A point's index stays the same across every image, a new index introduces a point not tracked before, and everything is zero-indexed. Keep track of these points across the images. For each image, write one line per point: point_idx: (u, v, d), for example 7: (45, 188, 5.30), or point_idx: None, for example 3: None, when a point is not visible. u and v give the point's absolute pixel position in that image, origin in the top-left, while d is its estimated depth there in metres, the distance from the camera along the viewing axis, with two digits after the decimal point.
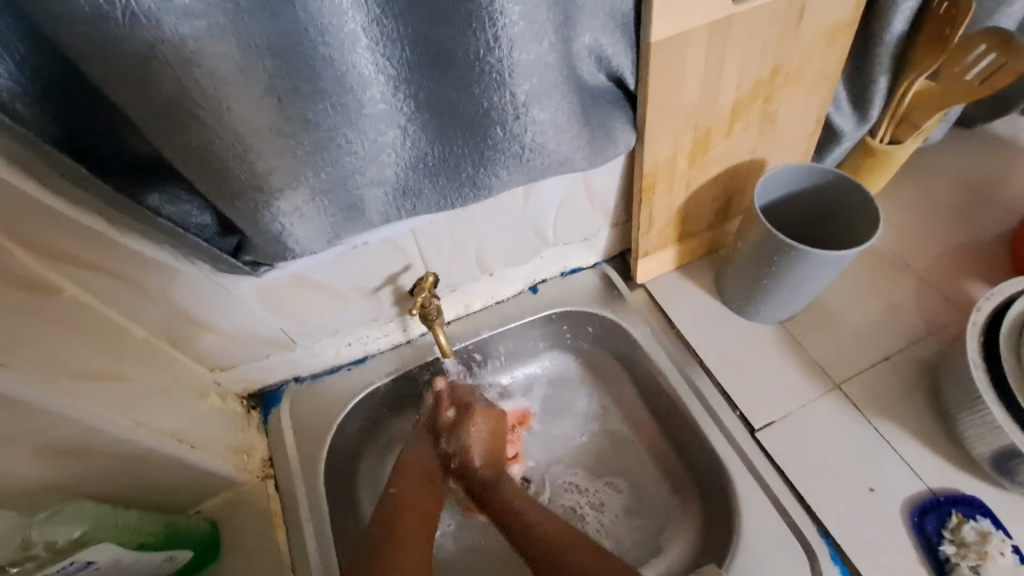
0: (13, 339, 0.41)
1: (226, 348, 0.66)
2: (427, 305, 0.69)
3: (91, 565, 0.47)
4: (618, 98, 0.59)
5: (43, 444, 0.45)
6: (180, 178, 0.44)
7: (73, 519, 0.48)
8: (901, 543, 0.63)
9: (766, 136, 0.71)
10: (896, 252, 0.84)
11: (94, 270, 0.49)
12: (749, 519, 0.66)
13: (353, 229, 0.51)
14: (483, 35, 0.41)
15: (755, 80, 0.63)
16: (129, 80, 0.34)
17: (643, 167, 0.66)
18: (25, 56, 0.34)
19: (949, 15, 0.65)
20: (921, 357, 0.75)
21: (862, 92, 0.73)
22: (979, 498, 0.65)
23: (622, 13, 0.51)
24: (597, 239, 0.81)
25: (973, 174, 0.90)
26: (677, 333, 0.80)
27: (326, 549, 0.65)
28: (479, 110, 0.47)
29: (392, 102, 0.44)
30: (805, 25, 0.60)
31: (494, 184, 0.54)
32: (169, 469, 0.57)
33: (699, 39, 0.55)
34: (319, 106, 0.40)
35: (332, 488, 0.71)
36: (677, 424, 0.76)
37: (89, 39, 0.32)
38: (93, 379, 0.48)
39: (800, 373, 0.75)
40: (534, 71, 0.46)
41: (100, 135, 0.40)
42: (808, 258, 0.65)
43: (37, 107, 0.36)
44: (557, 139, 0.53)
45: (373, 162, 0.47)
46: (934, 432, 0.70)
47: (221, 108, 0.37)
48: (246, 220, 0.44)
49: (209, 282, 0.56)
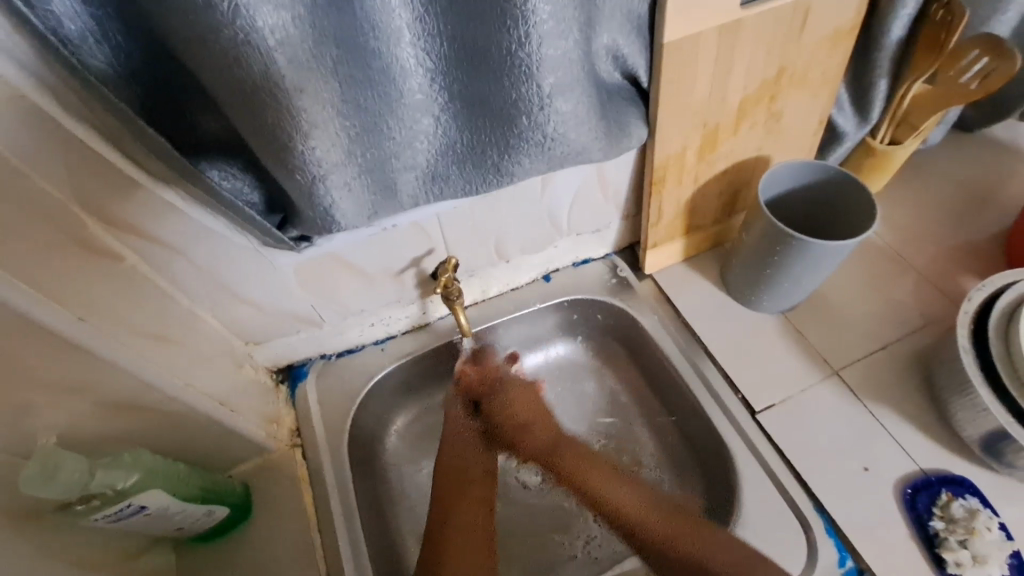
0: (85, 298, 0.46)
1: (260, 322, 0.70)
2: (449, 286, 0.73)
3: (144, 509, 0.52)
4: (633, 96, 0.64)
5: (105, 396, 0.50)
6: (240, 157, 0.49)
7: (131, 466, 0.52)
8: (893, 519, 0.67)
9: (772, 134, 0.76)
10: (895, 249, 0.87)
11: (151, 240, 0.53)
12: (749, 494, 0.69)
13: (387, 209, 0.56)
14: (516, 32, 0.46)
15: (762, 80, 0.68)
16: (215, 65, 0.39)
17: (654, 161, 0.71)
18: (120, 43, 0.39)
19: (945, 21, 0.68)
20: (916, 347, 0.78)
21: (863, 94, 0.77)
22: (969, 479, 0.68)
23: (639, 16, 0.56)
24: (608, 230, 0.85)
25: (971, 176, 0.94)
26: (682, 320, 0.84)
27: (349, 511, 0.69)
28: (509, 100, 0.51)
29: (429, 91, 0.49)
30: (809, 30, 0.64)
31: (516, 171, 0.58)
32: (211, 429, 0.61)
33: (709, 40, 0.59)
34: (368, 93, 0.45)
35: (355, 458, 0.75)
36: (682, 405, 0.80)
37: (187, 25, 0.37)
38: (150, 340, 0.53)
39: (799, 360, 0.79)
40: (560, 66, 0.50)
41: (173, 115, 0.45)
42: (810, 249, 0.68)
43: (123, 88, 0.41)
44: (577, 130, 0.57)
45: (409, 147, 0.52)
46: (927, 416, 0.73)
47: (287, 91, 0.41)
48: (297, 195, 0.49)
49: (252, 257, 0.60)
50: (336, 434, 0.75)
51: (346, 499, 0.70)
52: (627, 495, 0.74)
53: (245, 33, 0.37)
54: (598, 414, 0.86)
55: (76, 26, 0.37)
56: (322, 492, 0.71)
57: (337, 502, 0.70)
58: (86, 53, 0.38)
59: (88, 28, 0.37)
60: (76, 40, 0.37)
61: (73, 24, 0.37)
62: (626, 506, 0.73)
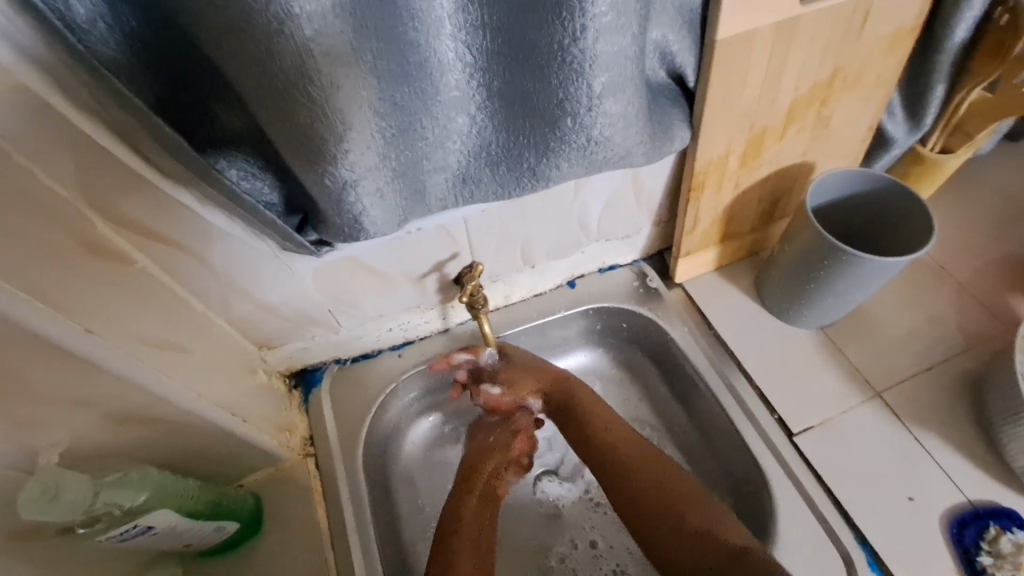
0: (91, 306, 0.43)
1: (274, 326, 0.66)
2: (475, 293, 0.69)
3: (150, 530, 0.49)
4: (677, 96, 0.59)
5: (112, 409, 0.47)
6: (261, 156, 0.45)
7: (139, 484, 0.49)
8: (939, 553, 0.63)
9: (819, 140, 0.71)
10: (940, 263, 0.83)
11: (161, 241, 0.49)
12: (787, 522, 0.66)
13: (415, 214, 0.52)
14: (571, 26, 0.41)
15: (814, 82, 0.63)
16: (241, 54, 0.35)
17: (695, 166, 0.66)
18: (134, 28, 0.35)
19: (1011, 25, 0.64)
20: (963, 369, 0.74)
21: (917, 100, 0.73)
22: (1021, 513, 0.64)
23: (691, 10, 0.52)
24: (638, 236, 0.81)
25: (1020, 187, 0.89)
26: (715, 333, 0.80)
27: (365, 527, 0.66)
28: (554, 100, 0.47)
29: (467, 89, 0.45)
30: (869, 27, 0.59)
31: (554, 176, 0.54)
32: (222, 439, 0.58)
33: (765, 39, 0.55)
34: (406, 90, 0.41)
35: (371, 470, 0.72)
36: (714, 422, 0.76)
37: (215, 13, 0.33)
38: (162, 350, 0.50)
39: (839, 379, 0.75)
40: (612, 64, 0.46)
41: (191, 109, 0.41)
42: (861, 263, 0.64)
43: (135, 77, 0.37)
44: (623, 133, 0.53)
45: (442, 148, 0.48)
46: (975, 443, 0.69)
47: (322, 86, 0.37)
48: (323, 198, 0.45)
49: (269, 259, 0.57)
50: (350, 446, 0.71)
51: (361, 512, 0.67)
52: (613, 422, 0.68)
53: (278, 20, 0.33)
54: (639, 418, 0.83)
55: (85, 9, 0.33)
56: (337, 506, 0.67)
57: (351, 517, 0.66)
58: (94, 39, 0.34)
59: (98, 11, 0.34)
60: (84, 26, 0.34)
61: (82, 7, 0.33)
62: (601, 430, 0.68)
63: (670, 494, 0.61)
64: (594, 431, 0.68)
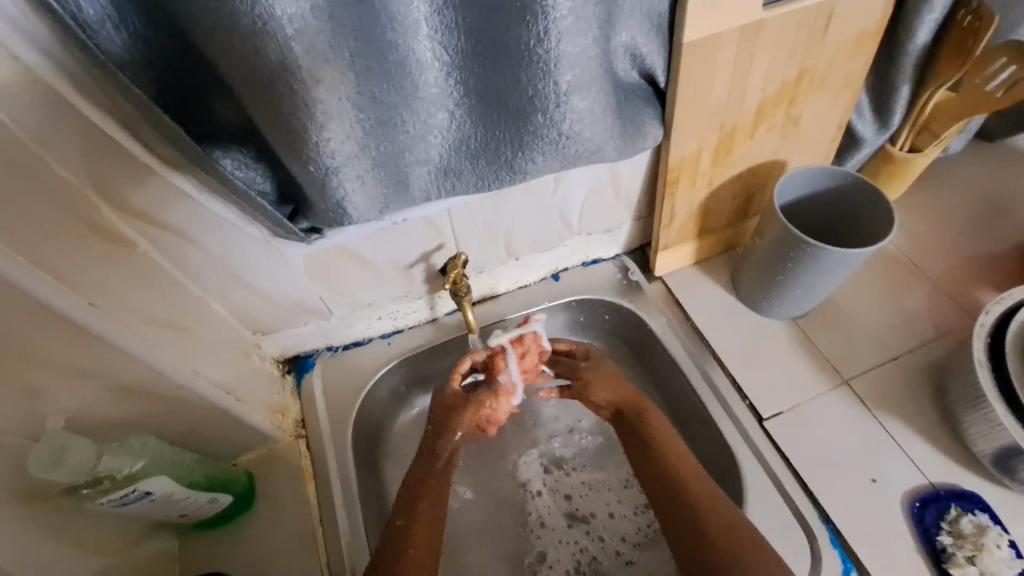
0: (94, 283, 0.46)
1: (268, 312, 0.70)
2: (458, 282, 0.72)
3: (148, 495, 0.52)
4: (649, 95, 0.63)
5: (115, 381, 0.50)
6: (255, 148, 0.49)
7: (137, 452, 0.53)
8: (900, 533, 0.66)
9: (788, 138, 0.74)
10: (911, 258, 0.86)
11: (161, 227, 0.53)
12: (755, 502, 0.69)
13: (398, 203, 0.55)
14: (535, 28, 0.45)
15: (781, 83, 0.66)
16: (234, 53, 0.39)
17: (669, 162, 0.70)
18: (139, 28, 0.39)
19: (972, 28, 0.66)
20: (929, 359, 0.77)
21: (885, 100, 0.76)
22: (980, 495, 0.67)
23: (659, 14, 0.55)
24: (618, 231, 0.85)
25: (991, 186, 0.92)
26: (692, 324, 0.83)
27: (351, 504, 0.69)
28: (525, 97, 0.51)
29: (445, 86, 0.49)
30: (832, 32, 0.63)
31: (529, 169, 0.57)
32: (216, 416, 0.61)
33: (729, 41, 0.58)
34: (385, 86, 0.45)
35: (359, 452, 0.75)
36: (690, 410, 0.79)
37: (210, 16, 0.37)
38: (161, 327, 0.54)
39: (809, 368, 0.78)
40: (577, 64, 0.50)
41: (190, 102, 0.45)
42: (823, 254, 0.67)
43: (140, 73, 0.41)
44: (592, 128, 0.57)
45: (422, 142, 0.51)
46: (939, 429, 0.72)
47: (306, 81, 0.41)
48: (310, 184, 0.49)
49: (263, 247, 0.61)
50: (339, 428, 0.74)
51: (349, 490, 0.70)
52: (663, 428, 0.68)
53: (264, 22, 0.37)
54: None
55: (96, 11, 0.37)
56: (325, 484, 0.70)
57: (339, 495, 0.70)
58: (104, 38, 0.38)
59: (108, 13, 0.38)
60: (95, 26, 0.38)
61: (92, 9, 0.37)
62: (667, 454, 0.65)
63: (700, 516, 0.59)
64: (648, 440, 0.67)
